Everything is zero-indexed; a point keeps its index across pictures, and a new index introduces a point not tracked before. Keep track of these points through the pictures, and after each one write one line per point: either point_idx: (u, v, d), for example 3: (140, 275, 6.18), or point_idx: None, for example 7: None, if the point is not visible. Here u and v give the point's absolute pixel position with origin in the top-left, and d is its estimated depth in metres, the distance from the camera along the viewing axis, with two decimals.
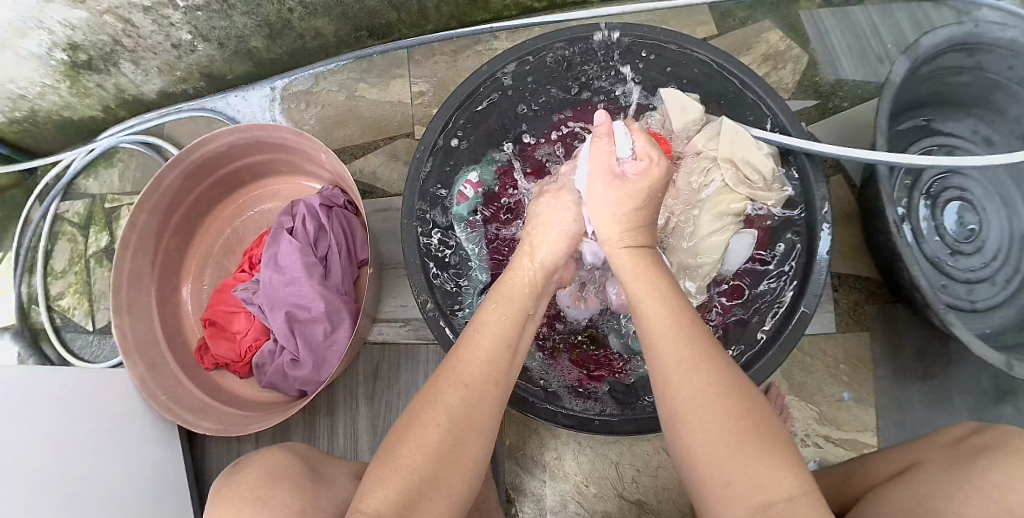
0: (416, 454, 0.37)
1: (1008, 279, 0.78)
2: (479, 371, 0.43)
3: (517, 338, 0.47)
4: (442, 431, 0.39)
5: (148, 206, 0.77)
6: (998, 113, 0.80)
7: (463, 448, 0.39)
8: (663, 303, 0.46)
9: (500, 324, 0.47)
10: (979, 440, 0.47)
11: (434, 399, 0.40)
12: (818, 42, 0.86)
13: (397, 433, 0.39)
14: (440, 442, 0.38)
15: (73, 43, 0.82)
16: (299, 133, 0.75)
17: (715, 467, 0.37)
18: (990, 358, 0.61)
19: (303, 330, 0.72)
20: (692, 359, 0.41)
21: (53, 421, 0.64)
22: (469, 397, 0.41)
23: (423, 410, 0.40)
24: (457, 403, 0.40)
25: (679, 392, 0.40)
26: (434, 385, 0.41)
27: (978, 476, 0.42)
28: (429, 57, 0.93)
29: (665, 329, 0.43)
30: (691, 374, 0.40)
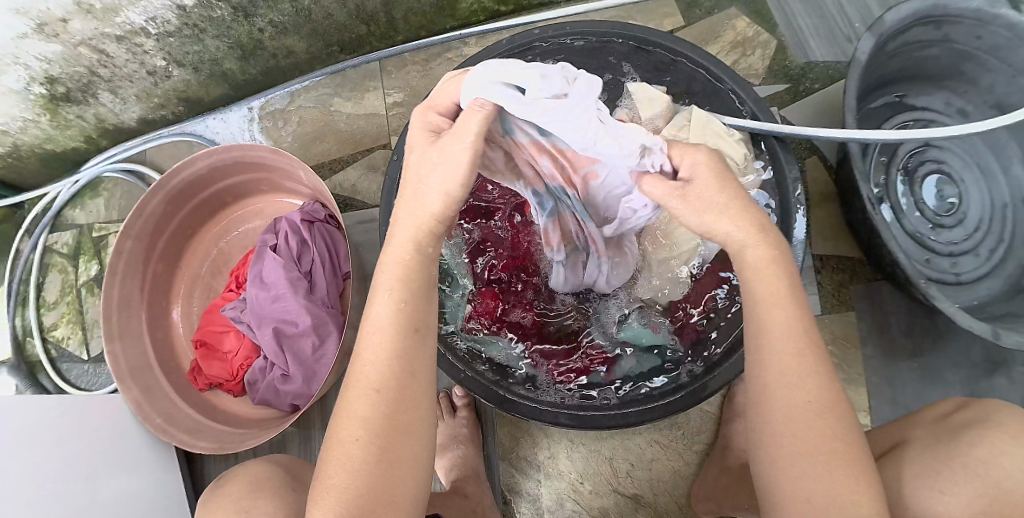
0: (343, 475, 0.37)
1: (992, 250, 0.78)
2: (382, 373, 0.38)
3: (422, 317, 0.41)
4: (364, 444, 0.37)
5: (133, 233, 0.78)
6: (971, 84, 0.81)
7: (394, 455, 0.38)
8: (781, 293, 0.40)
9: (397, 308, 0.40)
10: (966, 418, 0.47)
11: (346, 413, 0.38)
12: (785, 26, 0.87)
13: (327, 448, 0.39)
14: (365, 455, 0.37)
15: (50, 77, 0.82)
16: (277, 151, 0.75)
17: (801, 469, 0.37)
18: (976, 329, 0.62)
19: (291, 345, 0.73)
20: (807, 366, 0.38)
21: (50, 448, 0.65)
22: (380, 402, 0.38)
23: (340, 427, 0.38)
24: (366, 413, 0.38)
25: (791, 397, 0.38)
26: (345, 396, 0.39)
27: (964, 454, 0.44)
28: (401, 67, 0.94)
29: (785, 319, 0.39)
30: (802, 381, 0.38)
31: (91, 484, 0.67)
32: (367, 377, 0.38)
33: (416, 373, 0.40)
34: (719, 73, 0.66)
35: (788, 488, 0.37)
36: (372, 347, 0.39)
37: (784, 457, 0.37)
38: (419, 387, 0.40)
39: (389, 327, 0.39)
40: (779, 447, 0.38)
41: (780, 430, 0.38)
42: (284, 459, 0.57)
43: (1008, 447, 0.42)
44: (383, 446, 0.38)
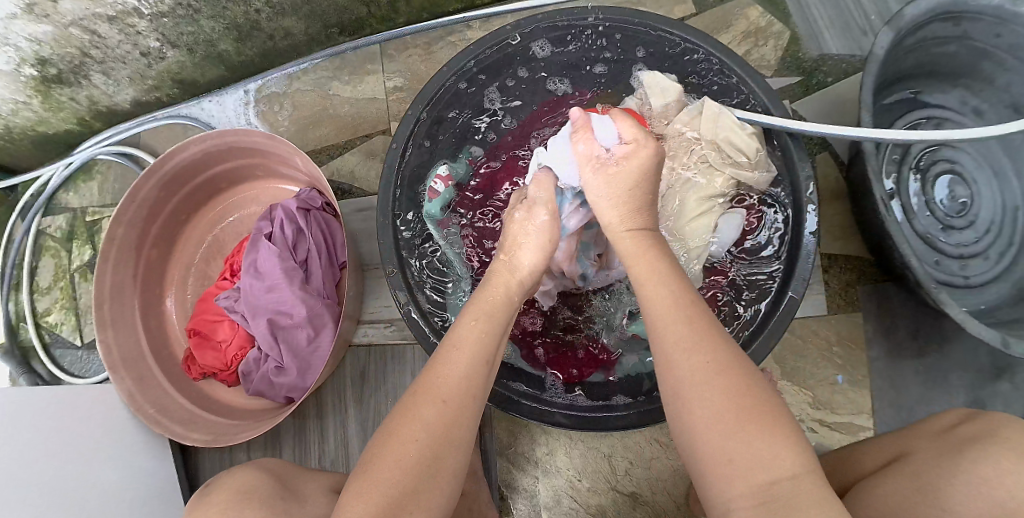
0: (394, 470, 0.37)
1: (1002, 252, 0.76)
2: (457, 386, 0.42)
3: (495, 351, 0.47)
4: (422, 445, 0.38)
5: (125, 219, 0.76)
6: (987, 82, 0.78)
7: (441, 462, 0.39)
8: (661, 284, 0.45)
9: (479, 338, 0.46)
10: (968, 430, 0.46)
11: (412, 413, 0.40)
12: (799, 17, 0.84)
13: (378, 445, 0.39)
14: (419, 457, 0.38)
15: (41, 58, 0.80)
16: (272, 137, 0.73)
17: (717, 440, 0.36)
18: (985, 337, 0.60)
19: (286, 336, 0.71)
20: (696, 334, 0.40)
21: (42, 437, 0.64)
22: (447, 411, 0.40)
23: (403, 424, 0.39)
24: (434, 418, 0.40)
25: (683, 363, 0.39)
26: (412, 398, 0.41)
27: (966, 467, 0.41)
28: (402, 51, 0.91)
29: (668, 305, 0.43)
30: (694, 351, 0.39)
31: (82, 475, 0.67)
32: (439, 386, 0.42)
33: (477, 394, 0.43)
34: (730, 63, 0.63)
35: (712, 455, 0.36)
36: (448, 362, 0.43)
37: (699, 416, 0.37)
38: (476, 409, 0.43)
39: (469, 350, 0.44)
40: (692, 411, 0.37)
41: (687, 398, 0.38)
42: (273, 463, 0.56)
43: (1013, 465, 0.40)
44: (437, 452, 0.39)
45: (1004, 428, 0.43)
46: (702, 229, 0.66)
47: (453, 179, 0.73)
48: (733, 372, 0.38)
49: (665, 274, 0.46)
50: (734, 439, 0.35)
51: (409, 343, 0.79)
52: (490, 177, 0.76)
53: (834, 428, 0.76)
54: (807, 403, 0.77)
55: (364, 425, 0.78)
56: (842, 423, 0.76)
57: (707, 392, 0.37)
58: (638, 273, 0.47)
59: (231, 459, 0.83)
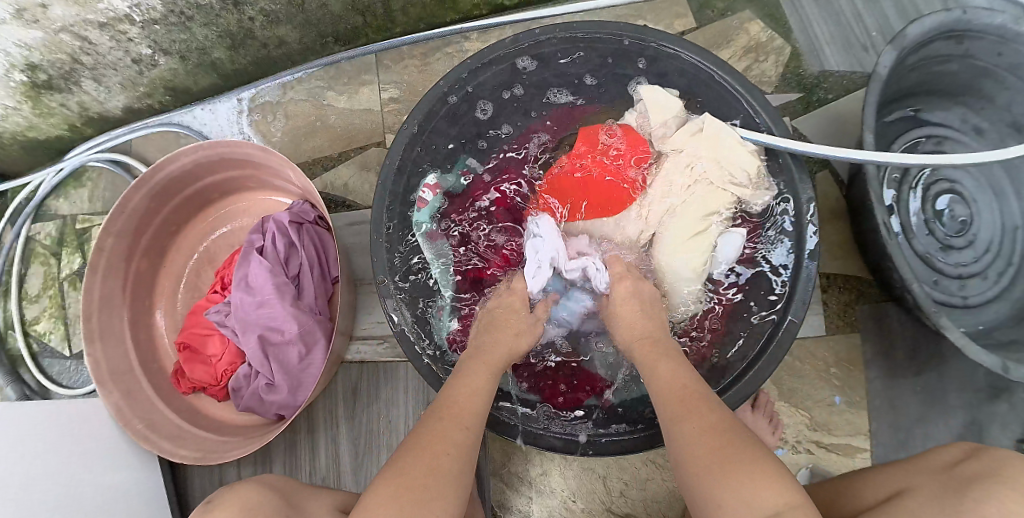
0: (422, 469, 0.42)
1: (1000, 272, 0.76)
2: (474, 419, 0.49)
3: None
4: (448, 458, 0.44)
5: (114, 230, 0.75)
6: (989, 101, 0.78)
7: (457, 478, 0.43)
8: (665, 362, 0.52)
9: (489, 382, 0.53)
10: (973, 466, 0.44)
11: (438, 432, 0.46)
12: (801, 33, 0.83)
13: (405, 454, 0.44)
14: (445, 466, 0.43)
15: (31, 63, 0.79)
16: (265, 149, 0.72)
17: (713, 484, 0.38)
18: (986, 363, 0.59)
19: (277, 353, 0.70)
20: (695, 400, 0.46)
21: (27, 454, 0.62)
22: (468, 438, 0.47)
23: (432, 440, 0.45)
24: (458, 438, 0.46)
25: (683, 427, 0.43)
26: (436, 420, 0.47)
27: (967, 507, 0.40)
28: (398, 61, 0.90)
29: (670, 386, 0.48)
30: (695, 412, 0.44)
31: (67, 492, 0.65)
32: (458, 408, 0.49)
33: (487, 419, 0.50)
34: (731, 80, 0.62)
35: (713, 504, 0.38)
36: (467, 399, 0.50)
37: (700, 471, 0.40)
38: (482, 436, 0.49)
39: (482, 392, 0.52)
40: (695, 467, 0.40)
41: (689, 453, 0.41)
42: (276, 480, 0.54)
43: (1015, 505, 0.38)
44: (456, 471, 0.43)
45: (1007, 468, 0.41)
46: (700, 247, 0.65)
47: (442, 187, 0.72)
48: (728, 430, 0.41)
49: (666, 352, 0.54)
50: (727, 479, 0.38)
51: (402, 360, 0.77)
52: (482, 190, 0.76)
53: (832, 449, 0.75)
54: (804, 424, 0.77)
55: (356, 442, 0.77)
56: (839, 444, 0.75)
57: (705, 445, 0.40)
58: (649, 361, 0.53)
59: (221, 475, 0.82)
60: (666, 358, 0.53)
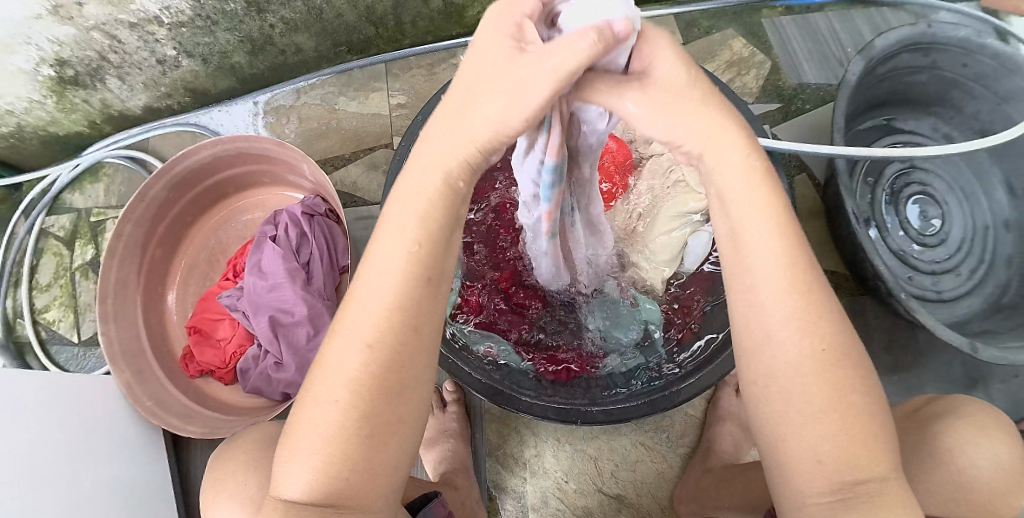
0: (318, 439, 0.34)
1: (972, 269, 0.82)
2: (381, 328, 0.34)
3: (433, 267, 0.36)
4: (338, 407, 0.34)
5: (134, 217, 0.79)
6: (957, 111, 0.85)
7: (380, 419, 0.35)
8: (773, 216, 0.35)
9: (401, 247, 0.35)
10: (933, 409, 0.53)
11: (332, 368, 0.35)
12: (780, 49, 0.90)
13: (303, 404, 0.36)
14: (342, 420, 0.34)
15: (60, 59, 0.84)
16: (282, 144, 0.77)
17: (810, 433, 0.35)
18: (956, 342, 0.65)
19: (286, 334, 0.74)
20: (811, 310, 0.34)
21: (40, 425, 0.64)
22: (375, 361, 0.34)
23: (322, 382, 0.35)
24: (358, 372, 0.34)
25: (788, 349, 0.35)
26: (333, 348, 0.36)
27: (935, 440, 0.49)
28: (406, 70, 0.96)
29: (775, 258, 0.35)
30: (813, 332, 0.34)
31: (76, 465, 0.67)
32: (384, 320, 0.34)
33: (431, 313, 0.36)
34: (719, 92, 0.70)
35: (802, 450, 0.35)
36: (370, 298, 0.35)
37: (794, 421, 0.35)
38: (425, 345, 0.36)
39: (396, 277, 0.35)
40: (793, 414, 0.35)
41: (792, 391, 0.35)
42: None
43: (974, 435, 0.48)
44: (369, 413, 0.34)
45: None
46: (668, 246, 0.70)
47: None
48: (839, 373, 0.35)
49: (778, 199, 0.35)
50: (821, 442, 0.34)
51: None
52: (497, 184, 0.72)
53: None
54: None
55: None
56: None
57: (813, 400, 0.34)
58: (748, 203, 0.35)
59: None
60: (763, 201, 0.35)
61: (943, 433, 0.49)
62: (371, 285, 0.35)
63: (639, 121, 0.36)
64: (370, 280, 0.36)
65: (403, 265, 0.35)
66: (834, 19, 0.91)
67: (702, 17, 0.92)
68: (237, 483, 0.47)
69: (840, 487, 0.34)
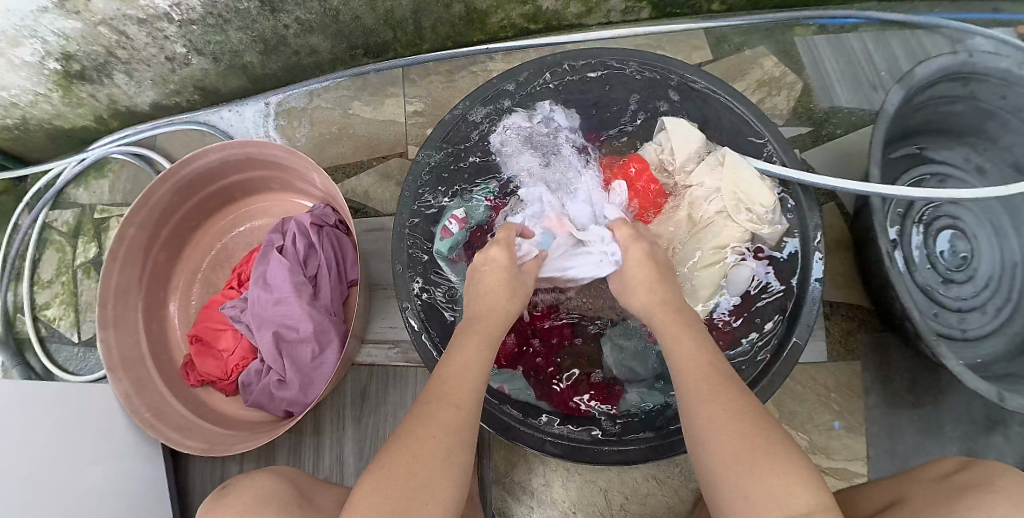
0: (412, 467, 0.40)
1: (999, 308, 0.78)
2: (460, 394, 0.46)
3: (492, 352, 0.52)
4: (437, 441, 0.42)
5: (138, 220, 0.77)
6: (990, 141, 0.81)
7: (449, 461, 0.42)
8: (692, 335, 0.50)
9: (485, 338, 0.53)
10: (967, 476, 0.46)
11: (429, 418, 0.44)
12: (812, 69, 0.87)
13: (384, 454, 0.42)
14: (433, 453, 0.42)
15: (67, 53, 0.81)
16: (293, 152, 0.74)
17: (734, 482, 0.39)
18: (983, 390, 0.61)
19: (291, 350, 0.71)
20: (720, 382, 0.44)
21: (34, 437, 0.62)
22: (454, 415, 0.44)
23: (419, 427, 0.43)
24: (443, 420, 0.44)
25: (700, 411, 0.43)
26: (418, 409, 0.45)
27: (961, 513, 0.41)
28: (424, 76, 0.93)
29: (692, 359, 0.48)
30: (720, 395, 0.43)
31: (70, 478, 0.65)
32: (451, 392, 0.47)
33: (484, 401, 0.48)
34: (746, 111, 0.65)
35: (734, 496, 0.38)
36: (451, 373, 0.48)
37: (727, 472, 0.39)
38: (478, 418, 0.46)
39: (471, 360, 0.50)
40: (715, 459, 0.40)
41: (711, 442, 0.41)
42: (291, 472, 0.55)
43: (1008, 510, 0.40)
44: (446, 452, 0.42)
45: (1000, 476, 0.43)
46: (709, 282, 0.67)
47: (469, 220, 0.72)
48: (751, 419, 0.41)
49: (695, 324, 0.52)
50: (755, 497, 0.37)
51: (412, 366, 0.79)
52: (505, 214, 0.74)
53: (828, 474, 0.76)
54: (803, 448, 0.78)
55: (362, 444, 0.78)
56: (835, 468, 0.77)
57: (728, 426, 0.41)
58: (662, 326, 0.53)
59: (223, 469, 0.83)
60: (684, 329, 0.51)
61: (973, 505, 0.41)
62: (452, 372, 0.48)
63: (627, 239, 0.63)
64: (453, 366, 0.49)
65: (476, 353, 0.51)
66: (869, 39, 0.87)
67: (733, 32, 0.88)
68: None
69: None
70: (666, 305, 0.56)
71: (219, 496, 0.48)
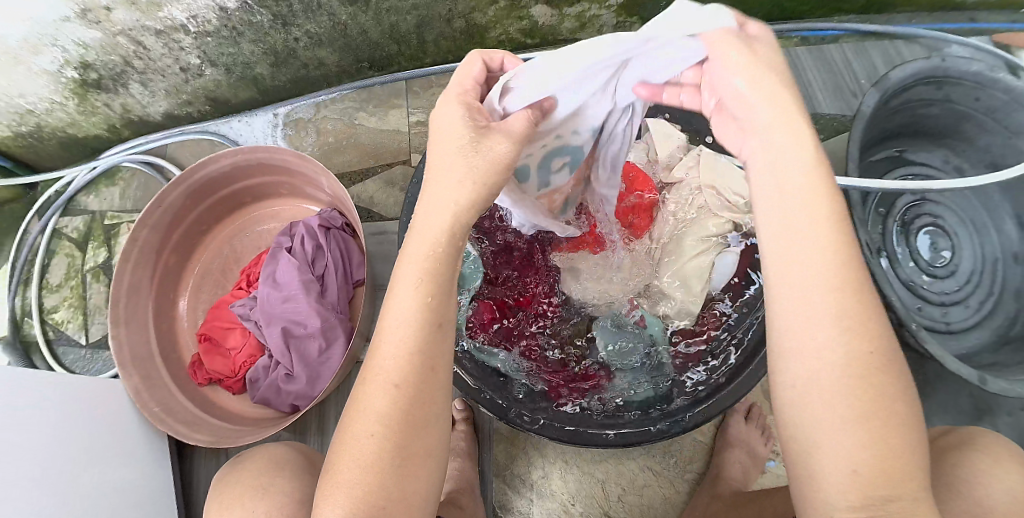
0: (356, 474, 0.37)
1: (982, 301, 0.82)
2: (403, 365, 0.38)
3: (439, 298, 0.39)
4: (376, 442, 0.37)
5: (151, 221, 0.80)
6: (967, 142, 0.86)
7: (410, 454, 0.38)
8: (837, 228, 0.37)
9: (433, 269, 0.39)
10: (949, 441, 0.49)
11: (362, 406, 0.39)
12: (795, 78, 0.92)
13: (336, 449, 0.39)
14: (380, 455, 0.37)
15: (85, 62, 0.85)
16: (301, 156, 0.78)
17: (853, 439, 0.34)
18: (964, 372, 0.65)
19: (298, 345, 0.74)
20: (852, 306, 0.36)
21: (49, 427, 0.64)
22: (400, 399, 0.38)
23: (355, 421, 0.39)
24: (388, 409, 0.38)
25: (821, 359, 0.36)
26: (359, 389, 0.39)
27: (949, 471, 0.44)
28: (426, 89, 0.97)
29: (831, 272, 0.36)
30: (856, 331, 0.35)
31: (82, 469, 0.67)
32: (393, 370, 0.38)
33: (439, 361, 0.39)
34: None
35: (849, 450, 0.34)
36: (395, 338, 0.38)
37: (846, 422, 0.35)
38: (443, 382, 0.40)
39: (415, 316, 0.38)
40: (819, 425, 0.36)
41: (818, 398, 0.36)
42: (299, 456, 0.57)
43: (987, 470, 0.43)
44: (402, 447, 0.38)
45: (976, 437, 0.47)
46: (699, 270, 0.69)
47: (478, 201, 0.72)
48: (868, 382, 0.35)
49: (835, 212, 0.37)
50: (874, 435, 0.34)
51: None
52: None
53: None
54: None
55: None
56: None
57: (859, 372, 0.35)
58: (804, 212, 0.37)
59: None
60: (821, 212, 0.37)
61: (957, 465, 0.44)
62: (393, 334, 0.39)
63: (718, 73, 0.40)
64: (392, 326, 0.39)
65: (416, 305, 0.39)
66: (849, 50, 0.93)
67: None
68: (252, 499, 0.47)
69: (869, 497, 0.34)
70: (778, 159, 0.38)
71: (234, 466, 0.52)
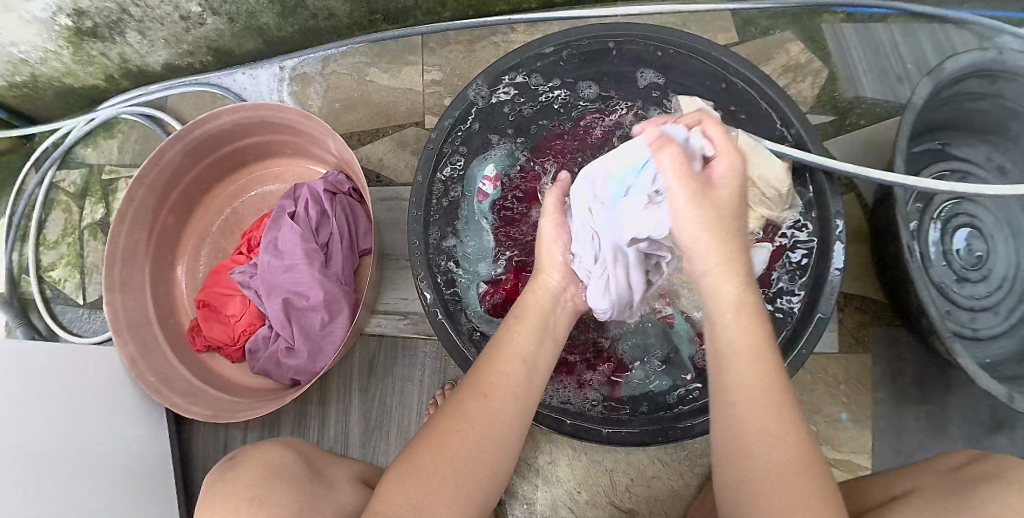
0: (450, 464, 0.40)
1: (1013, 309, 0.77)
2: (503, 387, 0.46)
3: (536, 359, 0.50)
4: (468, 439, 0.42)
5: (147, 181, 0.75)
6: (1012, 140, 0.79)
7: (484, 459, 0.42)
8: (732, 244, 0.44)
9: (528, 341, 0.51)
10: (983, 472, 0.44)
11: (462, 412, 0.43)
12: (839, 57, 0.84)
13: (428, 437, 0.42)
14: (467, 451, 0.41)
15: (79, 9, 0.79)
16: (307, 115, 0.72)
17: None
18: (993, 390, 0.60)
19: (300, 318, 0.71)
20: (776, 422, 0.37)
21: (39, 398, 0.62)
22: (493, 412, 0.44)
23: (451, 419, 0.43)
24: (481, 416, 0.43)
25: (749, 422, 0.37)
26: (459, 398, 0.45)
27: (977, 509, 0.39)
28: (443, 45, 0.90)
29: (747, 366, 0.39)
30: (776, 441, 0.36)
31: (76, 440, 0.65)
32: (485, 384, 0.46)
33: (522, 395, 0.47)
34: (777, 99, 0.62)
35: None
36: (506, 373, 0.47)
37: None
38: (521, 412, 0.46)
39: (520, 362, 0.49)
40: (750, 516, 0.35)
41: (749, 454, 0.37)
42: (303, 444, 0.55)
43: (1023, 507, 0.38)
44: (481, 450, 0.42)
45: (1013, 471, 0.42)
46: None
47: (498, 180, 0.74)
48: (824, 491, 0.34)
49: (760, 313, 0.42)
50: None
51: (421, 337, 0.78)
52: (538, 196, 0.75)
53: (834, 466, 0.76)
54: None
55: (367, 415, 0.78)
56: (842, 461, 0.76)
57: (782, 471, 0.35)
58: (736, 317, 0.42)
59: (227, 437, 0.83)
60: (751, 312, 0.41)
61: (987, 501, 0.39)
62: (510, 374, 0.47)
63: (683, 215, 0.44)
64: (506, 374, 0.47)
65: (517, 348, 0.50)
66: (896, 31, 0.84)
67: (760, 15, 0.86)
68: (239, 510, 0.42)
69: None
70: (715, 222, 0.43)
71: (226, 469, 0.48)
